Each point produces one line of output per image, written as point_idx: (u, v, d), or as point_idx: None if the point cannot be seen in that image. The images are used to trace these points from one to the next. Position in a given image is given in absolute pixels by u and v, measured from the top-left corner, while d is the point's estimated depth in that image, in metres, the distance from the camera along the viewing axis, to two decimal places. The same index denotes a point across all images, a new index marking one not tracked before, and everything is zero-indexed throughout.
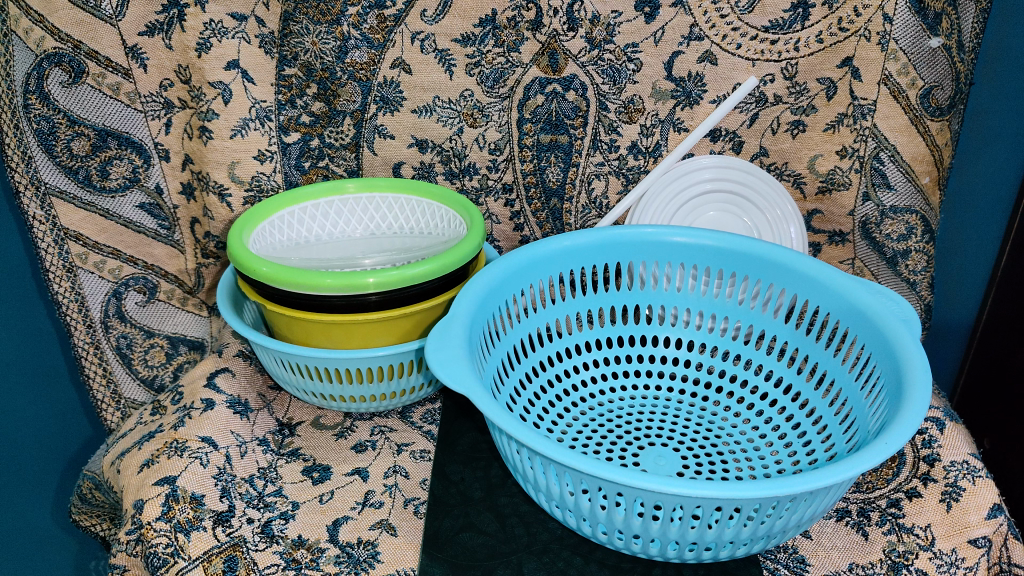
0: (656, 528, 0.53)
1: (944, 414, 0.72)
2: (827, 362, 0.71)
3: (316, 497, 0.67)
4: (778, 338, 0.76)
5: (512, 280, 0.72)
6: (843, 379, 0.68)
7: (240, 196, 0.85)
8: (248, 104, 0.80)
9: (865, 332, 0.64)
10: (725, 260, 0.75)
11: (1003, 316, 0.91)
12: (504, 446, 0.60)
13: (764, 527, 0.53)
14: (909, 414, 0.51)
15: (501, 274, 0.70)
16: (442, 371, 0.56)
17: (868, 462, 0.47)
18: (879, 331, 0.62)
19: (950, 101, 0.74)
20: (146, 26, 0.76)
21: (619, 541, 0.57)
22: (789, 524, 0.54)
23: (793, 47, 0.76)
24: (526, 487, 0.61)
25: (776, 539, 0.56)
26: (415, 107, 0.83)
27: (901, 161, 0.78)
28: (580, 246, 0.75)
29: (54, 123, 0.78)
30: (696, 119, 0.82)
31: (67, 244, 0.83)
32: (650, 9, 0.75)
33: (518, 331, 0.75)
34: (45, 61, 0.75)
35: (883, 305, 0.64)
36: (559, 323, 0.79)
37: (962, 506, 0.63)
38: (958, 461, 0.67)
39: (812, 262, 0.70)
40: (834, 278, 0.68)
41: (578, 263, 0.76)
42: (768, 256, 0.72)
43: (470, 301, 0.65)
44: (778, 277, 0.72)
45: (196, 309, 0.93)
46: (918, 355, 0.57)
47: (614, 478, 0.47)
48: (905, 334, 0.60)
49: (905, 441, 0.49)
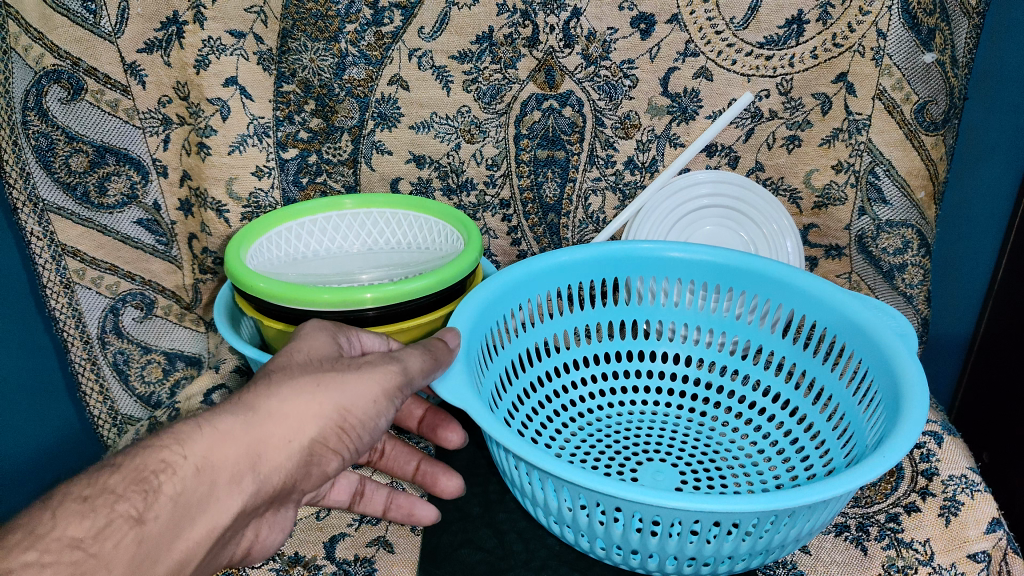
0: (654, 543, 0.53)
1: (942, 427, 0.73)
2: (825, 376, 0.70)
3: (313, 513, 0.68)
4: (777, 355, 0.76)
5: (512, 294, 0.72)
6: (841, 394, 0.68)
7: (238, 212, 0.85)
8: (247, 120, 0.80)
9: (862, 346, 0.64)
10: (723, 274, 0.75)
11: (1001, 331, 0.90)
12: (500, 459, 0.60)
13: (763, 541, 0.53)
14: (906, 427, 0.51)
15: (499, 287, 0.70)
16: (441, 387, 0.56)
17: (866, 475, 0.47)
18: (876, 344, 0.62)
19: (945, 115, 0.74)
20: (144, 43, 0.76)
21: (618, 556, 0.57)
22: (789, 538, 0.54)
23: (787, 63, 0.77)
24: (523, 501, 0.61)
25: (776, 553, 0.56)
26: (413, 123, 0.83)
27: (897, 176, 0.78)
28: (579, 261, 0.75)
29: (52, 139, 0.78)
30: (692, 134, 0.82)
31: (65, 260, 0.83)
32: (645, 25, 0.76)
33: (515, 345, 0.75)
34: (44, 78, 0.75)
35: (880, 320, 0.64)
36: (557, 337, 0.79)
37: (961, 520, 0.63)
38: (956, 475, 0.67)
39: (810, 277, 0.70)
40: (831, 293, 0.68)
41: (577, 277, 0.76)
42: (764, 270, 0.73)
43: (468, 313, 0.65)
44: (774, 291, 0.73)
45: (194, 324, 0.93)
46: (915, 369, 0.57)
47: (612, 491, 0.47)
48: (902, 348, 0.60)
49: (903, 455, 0.48)
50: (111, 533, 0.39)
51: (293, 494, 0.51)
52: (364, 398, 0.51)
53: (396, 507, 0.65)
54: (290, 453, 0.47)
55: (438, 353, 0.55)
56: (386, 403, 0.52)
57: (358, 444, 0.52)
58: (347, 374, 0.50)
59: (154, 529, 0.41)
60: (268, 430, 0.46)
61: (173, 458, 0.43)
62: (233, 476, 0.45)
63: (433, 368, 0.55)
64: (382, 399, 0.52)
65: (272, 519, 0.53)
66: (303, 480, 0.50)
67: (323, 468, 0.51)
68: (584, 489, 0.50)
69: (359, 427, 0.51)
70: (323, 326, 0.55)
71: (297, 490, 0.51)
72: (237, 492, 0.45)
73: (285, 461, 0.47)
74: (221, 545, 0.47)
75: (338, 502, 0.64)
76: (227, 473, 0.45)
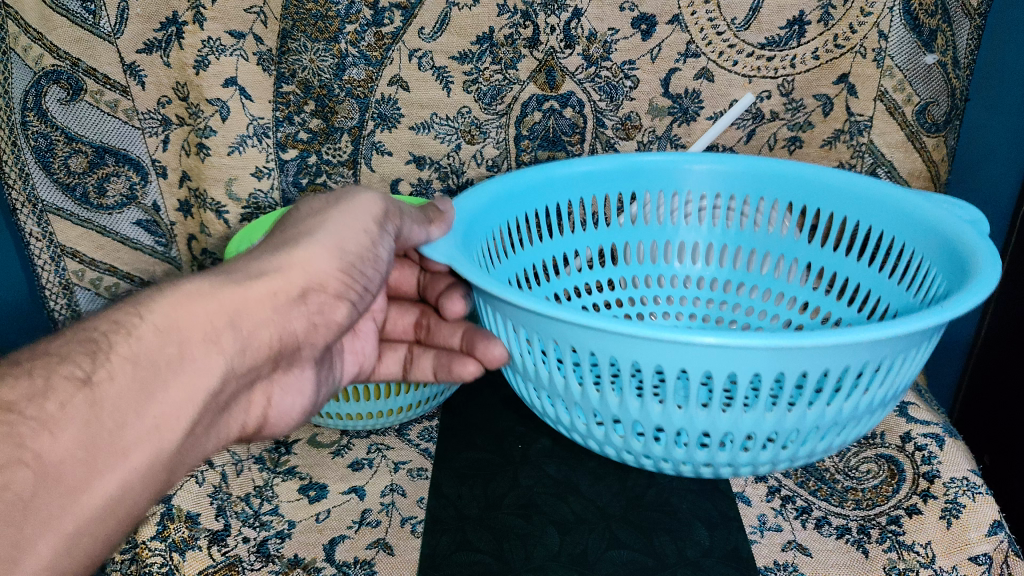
0: (713, 418, 0.51)
1: (944, 429, 0.72)
2: (868, 277, 0.71)
3: (312, 516, 0.67)
4: (802, 263, 0.77)
5: (513, 202, 0.72)
6: (886, 288, 0.69)
7: (237, 213, 0.85)
8: (246, 120, 0.80)
9: (913, 236, 0.65)
10: (755, 181, 0.75)
11: (1007, 331, 0.87)
12: (485, 323, 0.61)
13: (828, 412, 0.51)
14: (975, 282, 0.51)
15: (501, 191, 0.70)
16: (426, 247, 0.58)
17: (944, 315, 0.46)
18: (933, 232, 0.63)
19: (947, 116, 0.74)
20: (144, 44, 0.76)
21: (667, 449, 0.54)
22: (852, 413, 0.52)
23: (789, 63, 0.77)
24: (517, 379, 0.61)
25: (834, 434, 0.54)
26: (413, 124, 0.83)
27: (898, 177, 0.79)
28: (601, 170, 0.76)
29: (51, 140, 0.78)
30: (693, 136, 0.82)
31: (64, 261, 0.84)
32: (646, 26, 0.76)
33: (519, 260, 0.75)
34: (43, 78, 0.76)
35: (927, 206, 0.64)
36: (564, 257, 0.79)
37: (962, 522, 0.62)
38: (958, 477, 0.66)
39: (846, 177, 0.71)
40: (873, 191, 0.69)
41: (598, 189, 0.77)
42: (801, 173, 0.73)
43: (471, 203, 0.66)
44: (812, 197, 0.73)
45: None
46: (975, 237, 0.58)
47: (649, 334, 0.45)
48: (958, 229, 0.60)
49: (968, 309, 0.47)
50: (53, 394, 0.38)
51: (304, 348, 0.55)
52: (353, 230, 0.55)
53: (442, 366, 0.67)
54: (276, 305, 0.50)
55: (429, 213, 0.59)
56: (377, 230, 0.56)
57: (361, 288, 0.56)
58: (331, 218, 0.55)
59: (106, 391, 0.40)
60: (248, 285, 0.49)
61: (126, 320, 0.43)
62: (208, 334, 0.46)
63: (426, 223, 0.58)
64: (372, 227, 0.56)
65: (284, 381, 0.56)
66: (312, 333, 0.54)
67: (332, 316, 0.55)
68: (610, 341, 0.49)
69: (358, 261, 0.55)
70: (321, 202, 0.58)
71: (304, 346, 0.54)
72: (216, 351, 0.46)
73: (273, 312, 0.50)
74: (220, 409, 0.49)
75: (392, 374, 0.68)
76: (199, 332, 0.45)
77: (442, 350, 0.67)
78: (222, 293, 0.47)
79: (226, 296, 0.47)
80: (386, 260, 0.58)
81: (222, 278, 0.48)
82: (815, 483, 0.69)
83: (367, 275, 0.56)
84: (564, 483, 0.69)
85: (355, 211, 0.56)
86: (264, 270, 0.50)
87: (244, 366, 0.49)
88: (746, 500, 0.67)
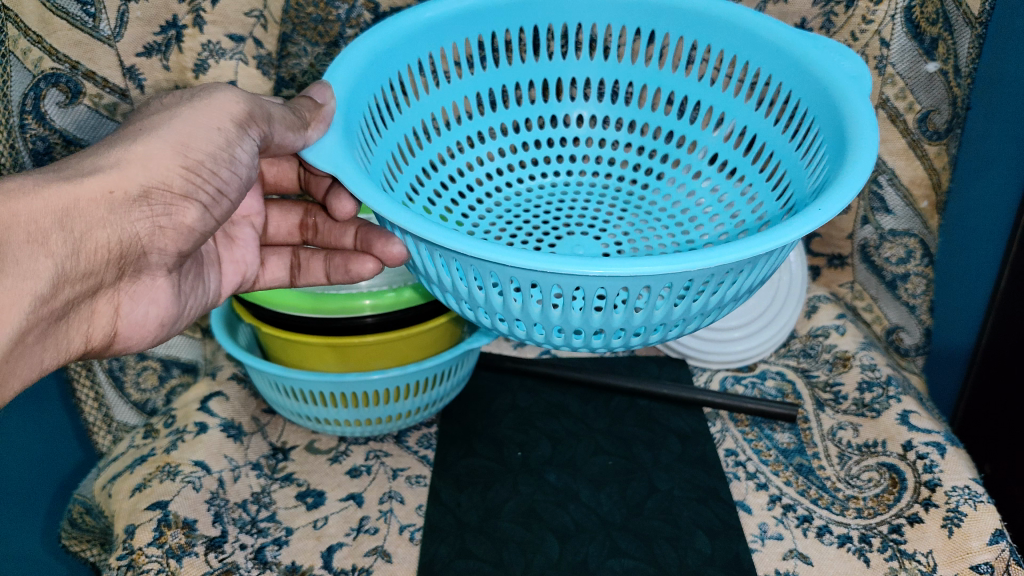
0: (556, 315, 0.50)
1: (946, 437, 0.69)
2: (758, 125, 0.67)
3: (310, 522, 0.67)
4: (703, 105, 0.71)
5: (397, 52, 0.65)
6: (779, 144, 0.65)
7: None
8: None
9: (804, 84, 0.61)
10: (656, 16, 0.68)
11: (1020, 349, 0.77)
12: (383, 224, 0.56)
13: (682, 309, 0.50)
14: (843, 188, 0.47)
15: (385, 39, 0.63)
16: (308, 151, 0.53)
17: (792, 233, 0.45)
18: (826, 91, 0.58)
19: (948, 124, 0.75)
20: (144, 47, 0.75)
21: (521, 331, 0.54)
22: (710, 307, 0.51)
23: None
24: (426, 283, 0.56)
25: (695, 323, 0.54)
26: None
27: (900, 185, 0.80)
28: (487, 8, 0.68)
29: (49, 143, 0.74)
30: None
31: None
32: None
33: (413, 112, 0.68)
34: (42, 81, 0.72)
35: (828, 59, 0.60)
36: (459, 105, 0.72)
37: (964, 531, 0.61)
38: (960, 486, 0.64)
39: (750, 14, 0.65)
40: (776, 31, 0.63)
41: (480, 27, 0.69)
42: (715, 13, 0.66)
43: (349, 74, 0.59)
44: (716, 35, 0.67)
45: (190, 330, 0.88)
46: (864, 114, 0.54)
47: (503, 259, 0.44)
48: (850, 93, 0.56)
49: (839, 209, 0.46)
50: None
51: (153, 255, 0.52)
52: (204, 129, 0.51)
53: (335, 268, 0.63)
54: (112, 206, 0.48)
55: (304, 114, 0.53)
56: (236, 131, 0.52)
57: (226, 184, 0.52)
58: (183, 122, 0.51)
59: None
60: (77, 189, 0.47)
61: None
62: (31, 236, 0.45)
63: (302, 127, 0.53)
64: (227, 128, 0.51)
65: (131, 289, 0.53)
66: (159, 237, 0.51)
67: (181, 219, 0.51)
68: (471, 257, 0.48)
69: (208, 163, 0.51)
70: (179, 99, 0.53)
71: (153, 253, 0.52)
72: (43, 254, 0.46)
73: (107, 214, 0.48)
74: (55, 321, 0.49)
75: (279, 280, 0.65)
76: (23, 234, 0.45)
77: (331, 252, 0.63)
78: (48, 191, 0.46)
79: (53, 194, 0.46)
80: (248, 164, 0.54)
81: (50, 175, 0.47)
82: (816, 491, 0.69)
83: (221, 177, 0.52)
84: (564, 491, 0.69)
85: (207, 111, 0.51)
86: (99, 167, 0.48)
87: (78, 271, 0.48)
88: (746, 508, 0.67)
